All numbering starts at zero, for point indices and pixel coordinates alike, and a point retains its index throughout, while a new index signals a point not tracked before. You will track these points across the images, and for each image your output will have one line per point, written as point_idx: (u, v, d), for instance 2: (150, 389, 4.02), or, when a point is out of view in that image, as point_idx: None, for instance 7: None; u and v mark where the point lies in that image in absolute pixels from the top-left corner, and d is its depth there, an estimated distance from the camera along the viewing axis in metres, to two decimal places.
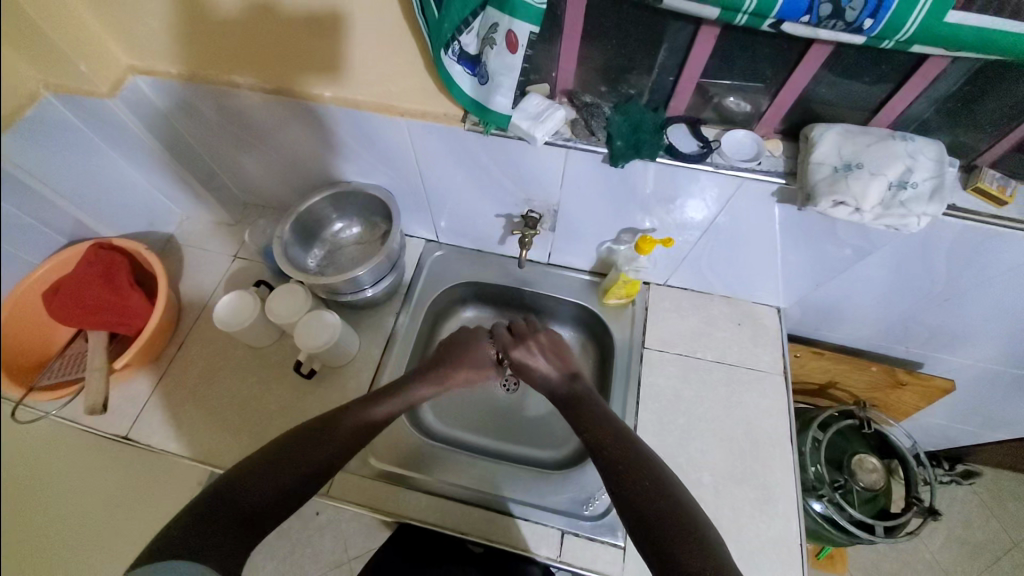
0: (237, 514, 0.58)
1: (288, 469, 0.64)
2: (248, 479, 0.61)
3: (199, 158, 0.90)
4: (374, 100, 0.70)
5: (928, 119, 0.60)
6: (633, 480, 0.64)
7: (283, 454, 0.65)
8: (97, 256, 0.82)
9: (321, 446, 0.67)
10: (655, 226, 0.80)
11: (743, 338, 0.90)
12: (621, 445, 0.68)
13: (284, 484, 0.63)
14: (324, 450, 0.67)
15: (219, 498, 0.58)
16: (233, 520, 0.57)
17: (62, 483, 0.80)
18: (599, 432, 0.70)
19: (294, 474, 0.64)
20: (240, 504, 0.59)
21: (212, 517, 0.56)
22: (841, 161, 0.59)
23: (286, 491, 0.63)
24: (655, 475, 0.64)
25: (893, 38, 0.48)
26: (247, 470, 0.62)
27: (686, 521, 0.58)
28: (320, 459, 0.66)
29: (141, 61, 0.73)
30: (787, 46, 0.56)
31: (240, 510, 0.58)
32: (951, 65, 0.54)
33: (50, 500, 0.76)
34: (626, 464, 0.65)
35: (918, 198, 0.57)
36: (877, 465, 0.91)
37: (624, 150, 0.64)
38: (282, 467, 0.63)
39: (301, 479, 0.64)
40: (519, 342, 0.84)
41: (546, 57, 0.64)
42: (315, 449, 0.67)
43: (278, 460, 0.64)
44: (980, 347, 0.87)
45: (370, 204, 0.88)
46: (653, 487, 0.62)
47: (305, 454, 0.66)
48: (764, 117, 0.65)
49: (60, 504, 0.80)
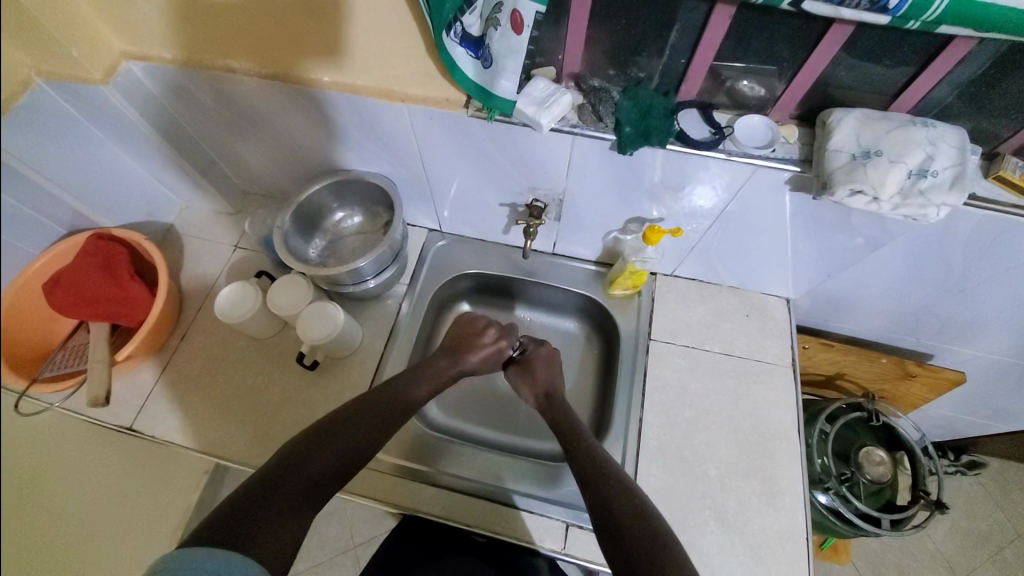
0: (268, 511, 0.55)
1: (307, 468, 0.61)
2: (271, 475, 0.59)
3: (197, 146, 0.88)
4: (374, 84, 0.68)
5: (950, 104, 0.58)
6: (608, 497, 0.63)
7: (298, 454, 0.62)
8: (96, 247, 0.81)
9: (334, 446, 0.65)
10: (662, 216, 0.78)
11: (751, 329, 0.88)
12: (599, 467, 0.67)
13: (307, 479, 0.60)
14: (334, 450, 0.65)
15: (248, 496, 0.56)
16: (261, 510, 0.54)
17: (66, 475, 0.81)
18: (587, 455, 0.69)
19: (316, 470, 0.62)
20: (272, 497, 0.56)
21: (238, 509, 0.54)
22: (859, 148, 0.56)
23: (307, 489, 0.60)
24: (629, 494, 0.63)
25: (920, 18, 0.45)
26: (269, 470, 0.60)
27: (658, 542, 0.57)
28: (339, 457, 0.64)
29: (136, 46, 0.71)
30: (805, 27, 0.54)
31: (272, 505, 0.56)
32: (978, 47, 0.51)
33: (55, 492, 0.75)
34: (611, 478, 0.65)
35: (938, 187, 0.55)
36: (884, 458, 0.90)
37: (632, 137, 0.62)
38: (299, 465, 0.61)
39: (322, 474, 0.62)
40: (543, 344, 0.87)
41: (552, 40, 0.62)
42: (325, 448, 0.64)
43: (296, 461, 0.61)
44: (993, 339, 0.85)
45: (372, 193, 0.87)
46: (635, 510, 0.61)
47: (322, 454, 0.63)
48: (780, 101, 0.63)
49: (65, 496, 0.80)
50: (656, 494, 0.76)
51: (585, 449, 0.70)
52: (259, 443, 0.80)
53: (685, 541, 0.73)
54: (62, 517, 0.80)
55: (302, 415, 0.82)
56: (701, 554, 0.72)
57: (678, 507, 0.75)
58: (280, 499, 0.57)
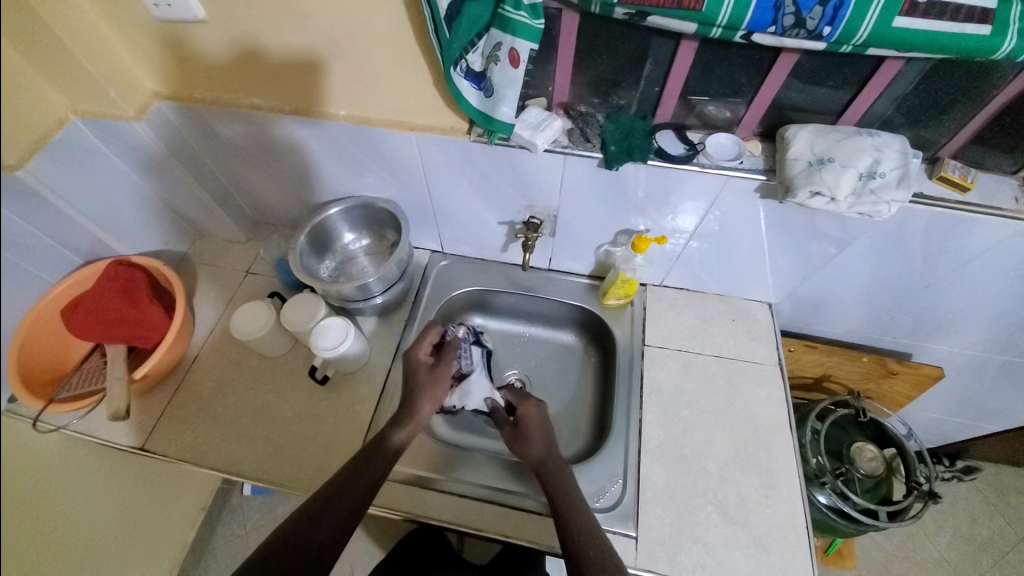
0: (297, 557, 0.60)
1: (305, 543, 0.62)
2: (312, 514, 0.64)
3: (214, 176, 0.95)
4: (385, 116, 0.77)
5: (890, 117, 0.67)
6: (577, 544, 0.64)
7: (302, 528, 0.63)
8: (116, 273, 0.85)
9: (331, 512, 0.65)
10: (649, 227, 0.85)
11: (738, 332, 0.94)
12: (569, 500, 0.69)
13: (329, 532, 0.63)
14: (337, 514, 0.65)
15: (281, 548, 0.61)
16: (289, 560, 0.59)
17: (62, 535, 0.82)
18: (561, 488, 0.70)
19: (346, 508, 0.66)
20: (309, 541, 0.62)
21: (277, 556, 0.60)
22: (814, 156, 0.65)
23: (342, 517, 0.65)
24: (583, 524, 0.66)
25: (850, 42, 0.54)
26: (311, 507, 0.65)
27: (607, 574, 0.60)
28: (342, 527, 0.64)
29: (167, 89, 0.80)
30: (759, 56, 0.63)
31: (301, 549, 0.61)
32: (906, 67, 0.60)
33: (40, 503, 0.75)
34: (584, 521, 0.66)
35: (887, 186, 0.63)
36: (876, 452, 0.93)
37: (618, 154, 0.70)
38: (324, 514, 0.64)
39: (339, 528, 0.64)
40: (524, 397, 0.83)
41: (543, 75, 0.71)
42: (330, 513, 0.65)
43: (312, 521, 0.64)
44: (964, 334, 0.91)
45: (379, 217, 0.93)
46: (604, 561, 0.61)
47: (316, 529, 0.63)
48: (743, 121, 0.72)
49: (63, 556, 0.83)
50: (659, 491, 0.78)
51: (562, 473, 0.72)
52: (270, 456, 0.82)
53: (690, 535, 0.75)
54: (52, 550, 0.80)
55: (314, 430, 0.84)
56: (707, 547, 0.74)
57: (681, 502, 0.78)
58: (315, 544, 0.62)
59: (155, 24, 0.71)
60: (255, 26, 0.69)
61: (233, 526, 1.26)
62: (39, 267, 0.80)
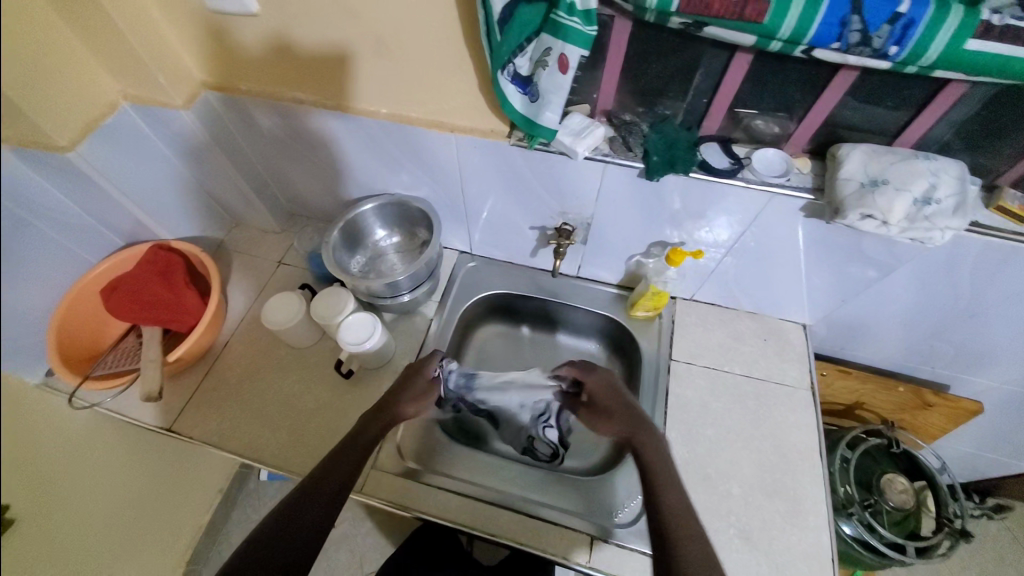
0: (294, 534, 0.58)
1: (297, 528, 0.59)
2: (308, 488, 0.63)
3: (252, 166, 0.96)
4: (425, 116, 0.77)
5: (948, 141, 0.64)
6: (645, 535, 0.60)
7: (297, 506, 0.61)
8: (156, 256, 0.87)
9: (317, 498, 0.62)
10: (684, 240, 0.83)
11: (769, 352, 0.92)
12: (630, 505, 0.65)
13: (321, 510, 0.61)
14: (325, 497, 0.63)
15: (278, 526, 0.58)
16: (282, 538, 0.57)
17: (84, 511, 0.84)
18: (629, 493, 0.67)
19: (337, 483, 0.64)
20: (304, 518, 0.60)
21: (271, 536, 0.57)
22: (867, 177, 0.62)
23: (335, 494, 0.64)
24: None
25: (917, 63, 0.52)
26: (310, 483, 0.63)
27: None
28: (331, 507, 0.63)
29: (213, 78, 0.82)
30: (816, 72, 0.61)
31: (299, 529, 0.59)
32: (972, 89, 0.57)
33: (70, 476, 0.78)
34: None
35: (942, 212, 0.60)
36: (907, 485, 0.90)
37: (659, 164, 0.69)
38: (316, 491, 0.63)
39: (332, 503, 0.63)
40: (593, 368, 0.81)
41: (588, 82, 0.70)
42: (316, 497, 0.62)
43: (306, 498, 0.62)
44: (1008, 369, 0.88)
45: (411, 215, 0.93)
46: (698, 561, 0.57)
47: (304, 515, 0.60)
48: (793, 137, 0.69)
49: (88, 528, 0.85)
50: None
51: None
52: (291, 447, 0.82)
53: None
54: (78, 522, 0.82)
55: (336, 424, 0.84)
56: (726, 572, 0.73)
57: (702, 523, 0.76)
58: (310, 523, 0.60)
59: (206, 15, 0.72)
60: (303, 21, 0.70)
61: (248, 509, 1.28)
62: (82, 247, 0.83)
